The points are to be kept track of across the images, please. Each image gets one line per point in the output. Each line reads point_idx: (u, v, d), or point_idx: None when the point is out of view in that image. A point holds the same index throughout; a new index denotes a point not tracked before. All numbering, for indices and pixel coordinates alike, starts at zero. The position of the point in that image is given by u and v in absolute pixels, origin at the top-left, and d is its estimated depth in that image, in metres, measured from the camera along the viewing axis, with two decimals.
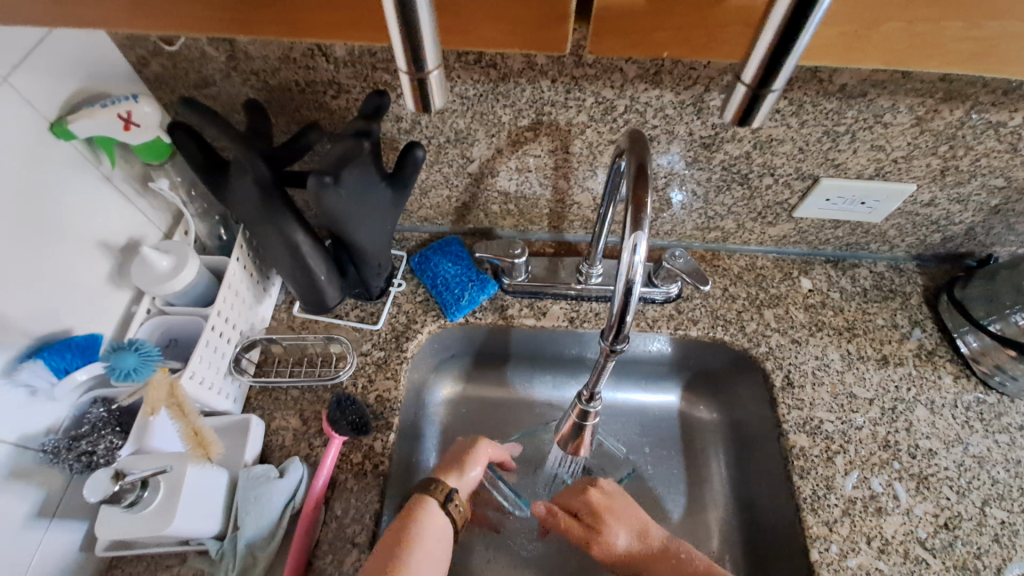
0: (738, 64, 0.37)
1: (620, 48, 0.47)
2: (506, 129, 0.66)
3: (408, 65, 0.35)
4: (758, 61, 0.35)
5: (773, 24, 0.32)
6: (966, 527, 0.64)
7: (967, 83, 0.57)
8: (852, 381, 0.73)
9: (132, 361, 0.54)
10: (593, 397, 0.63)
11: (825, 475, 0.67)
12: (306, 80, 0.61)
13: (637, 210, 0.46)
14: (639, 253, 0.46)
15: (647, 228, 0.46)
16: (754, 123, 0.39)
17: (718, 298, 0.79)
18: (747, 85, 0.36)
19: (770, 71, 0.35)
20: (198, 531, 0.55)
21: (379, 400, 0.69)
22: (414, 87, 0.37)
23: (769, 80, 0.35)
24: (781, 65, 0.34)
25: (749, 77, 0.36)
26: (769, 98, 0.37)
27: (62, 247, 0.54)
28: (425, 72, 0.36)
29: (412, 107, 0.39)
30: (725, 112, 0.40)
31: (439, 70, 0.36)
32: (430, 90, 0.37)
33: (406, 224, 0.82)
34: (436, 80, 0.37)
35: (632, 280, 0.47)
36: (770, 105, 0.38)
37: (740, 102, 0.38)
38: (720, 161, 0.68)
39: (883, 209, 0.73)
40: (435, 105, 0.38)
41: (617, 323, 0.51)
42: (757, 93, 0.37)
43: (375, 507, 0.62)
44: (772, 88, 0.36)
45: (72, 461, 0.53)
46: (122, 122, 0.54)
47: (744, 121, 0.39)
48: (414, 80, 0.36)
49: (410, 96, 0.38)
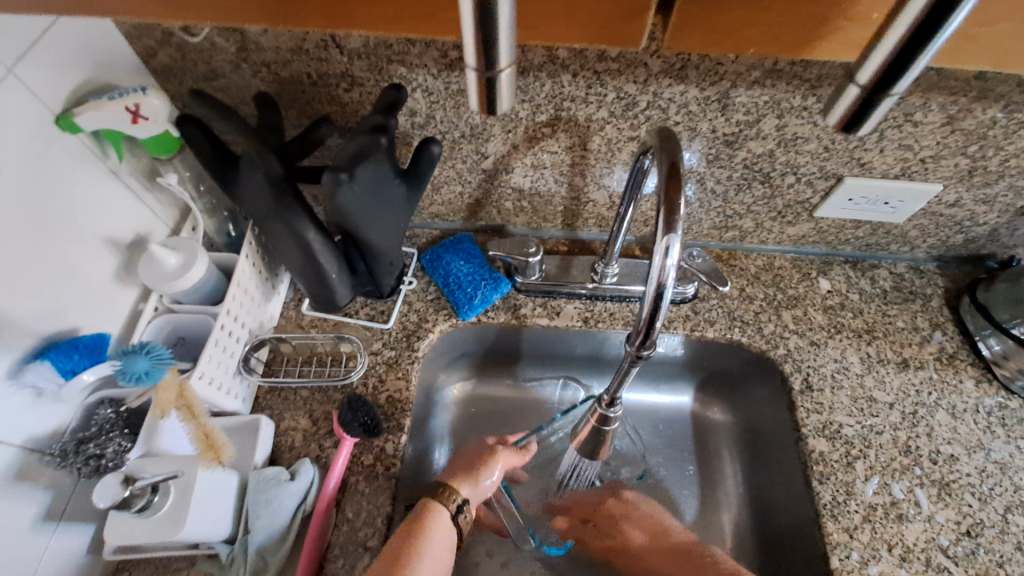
0: (850, 65, 0.36)
1: (700, 46, 0.45)
2: (524, 124, 0.64)
3: (480, 63, 0.33)
4: (880, 62, 0.33)
5: (901, 28, 0.31)
6: (989, 535, 0.63)
7: (1002, 81, 0.55)
8: (872, 385, 0.72)
9: (144, 364, 0.52)
10: (614, 402, 0.62)
11: (845, 481, 0.65)
12: (319, 72, 0.59)
13: (670, 212, 0.45)
14: (672, 255, 0.45)
15: (680, 231, 0.45)
16: (862, 130, 0.38)
17: (735, 299, 0.78)
18: (861, 86, 0.35)
19: (891, 75, 0.33)
20: (209, 534, 0.53)
21: (390, 401, 0.68)
22: (482, 84, 0.35)
23: (889, 84, 0.34)
24: (906, 69, 0.33)
25: (865, 79, 0.34)
26: (885, 104, 0.35)
27: (68, 244, 0.53)
28: (496, 71, 0.34)
29: (479, 108, 0.37)
30: (829, 116, 0.38)
31: (510, 68, 0.34)
32: (500, 90, 0.35)
33: (417, 220, 0.81)
34: (507, 79, 0.35)
35: (663, 285, 0.46)
36: (881, 111, 0.36)
37: (850, 106, 0.36)
38: (742, 159, 0.66)
39: (907, 210, 0.72)
40: (502, 106, 0.37)
41: (645, 328, 0.49)
42: (872, 97, 0.35)
43: (386, 511, 0.61)
44: (890, 93, 0.35)
45: (80, 465, 0.51)
46: (130, 115, 0.52)
47: (848, 127, 0.38)
48: (484, 78, 0.34)
49: (477, 95, 0.36)
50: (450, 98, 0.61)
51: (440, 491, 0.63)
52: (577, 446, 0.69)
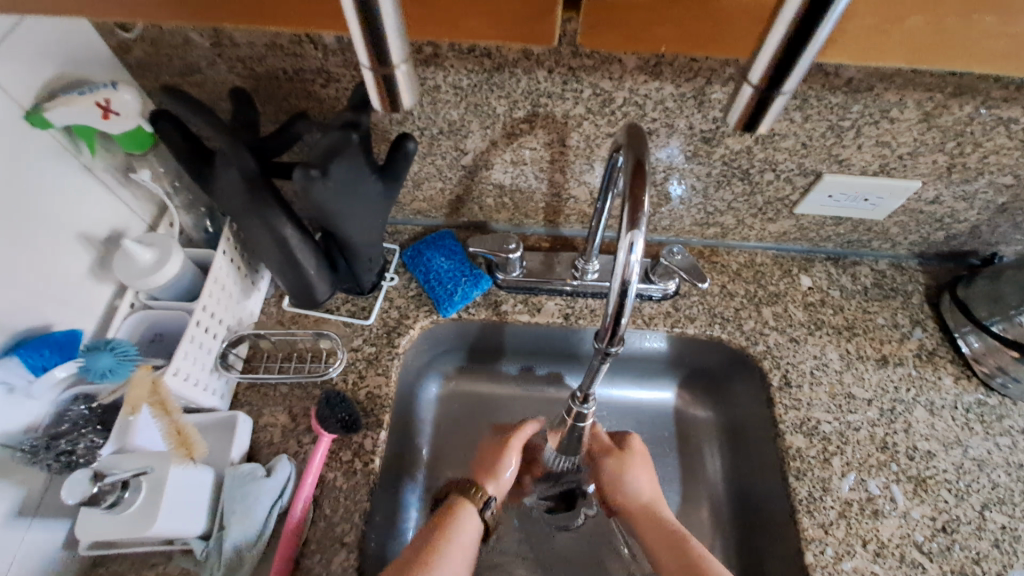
0: (745, 65, 0.37)
1: (616, 43, 0.48)
2: (502, 121, 0.64)
3: (372, 58, 0.35)
4: (768, 59, 0.34)
5: (781, 26, 0.32)
6: (965, 531, 0.63)
7: (978, 77, 0.55)
8: (850, 381, 0.72)
9: (107, 361, 0.53)
10: (588, 398, 0.62)
11: (822, 477, 0.66)
12: (294, 67, 0.59)
13: (634, 210, 0.45)
14: (636, 251, 0.45)
15: (644, 227, 0.45)
16: (761, 128, 0.38)
17: (715, 296, 0.78)
18: (753, 85, 0.36)
19: (781, 71, 0.34)
20: (182, 530, 0.53)
21: (370, 397, 0.68)
22: (379, 82, 0.36)
23: (780, 81, 0.35)
24: (791, 66, 0.34)
25: (756, 77, 0.35)
26: (776, 102, 0.36)
27: (40, 240, 0.53)
28: (389, 68, 0.35)
29: (379, 105, 0.39)
30: (730, 115, 0.39)
31: (405, 64, 0.36)
32: (397, 87, 0.37)
33: (399, 216, 0.81)
34: (402, 75, 0.36)
35: (628, 281, 0.46)
36: (776, 109, 0.37)
37: (746, 105, 0.37)
38: (720, 156, 0.66)
39: (887, 207, 0.72)
40: (402, 103, 0.38)
41: (612, 324, 0.49)
42: (766, 96, 0.36)
43: (364, 506, 0.61)
44: (780, 90, 0.35)
45: (50, 462, 0.50)
46: (101, 110, 0.52)
47: (749, 125, 0.39)
48: (377, 74, 0.36)
49: (376, 94, 0.38)
50: (427, 93, 0.61)
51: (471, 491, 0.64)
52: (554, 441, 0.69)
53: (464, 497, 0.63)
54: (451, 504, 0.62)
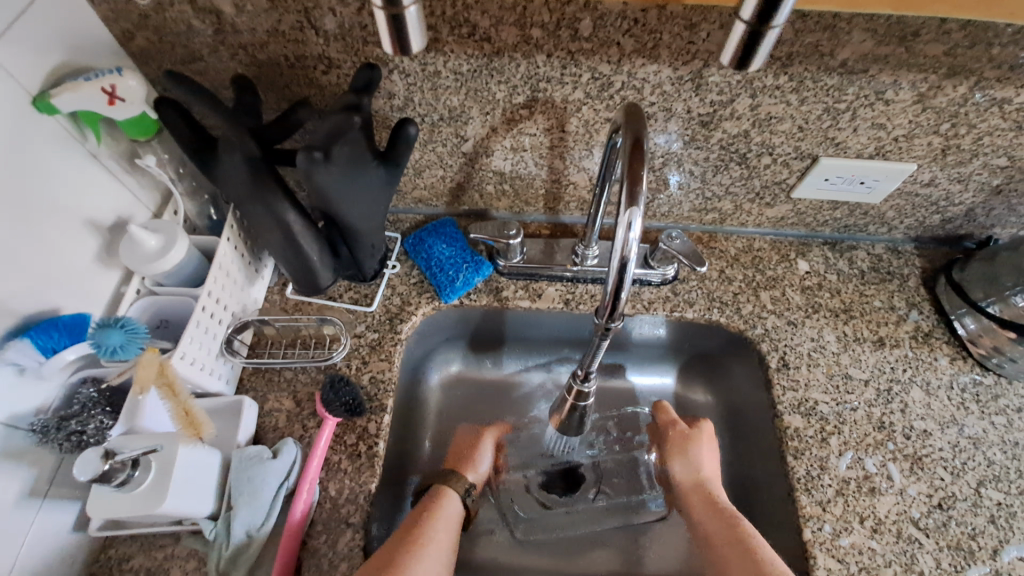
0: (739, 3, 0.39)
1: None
2: (501, 106, 0.65)
3: (383, 1, 0.37)
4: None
5: None
6: (961, 508, 0.64)
7: (971, 57, 0.56)
8: (848, 362, 0.73)
9: (118, 339, 0.53)
10: (588, 376, 0.63)
11: (820, 456, 0.67)
12: (296, 54, 0.59)
13: (632, 185, 0.46)
14: (634, 230, 0.46)
15: (642, 204, 0.46)
16: (754, 63, 0.41)
17: (714, 280, 0.79)
18: (746, 21, 0.38)
19: (770, 8, 0.36)
20: (190, 510, 0.54)
21: (373, 381, 0.69)
22: (391, 25, 0.39)
23: (768, 17, 0.37)
24: (779, 1, 0.36)
25: (748, 14, 0.38)
26: (767, 37, 0.38)
27: (47, 225, 0.53)
28: (399, 8, 0.37)
29: (391, 49, 0.41)
30: (725, 55, 0.42)
31: (416, 7, 0.38)
32: (407, 29, 0.39)
33: (400, 205, 0.81)
34: (413, 16, 0.38)
35: (627, 258, 0.47)
36: (768, 46, 0.40)
37: (738, 42, 0.40)
38: (718, 140, 0.67)
39: (883, 190, 0.72)
40: (413, 46, 0.40)
41: (611, 301, 0.50)
42: (756, 31, 0.38)
43: (369, 488, 0.62)
44: (771, 25, 0.38)
45: (61, 441, 0.52)
46: (106, 96, 0.53)
47: (742, 64, 0.41)
48: (389, 15, 0.38)
49: (388, 35, 0.40)
50: (427, 79, 0.62)
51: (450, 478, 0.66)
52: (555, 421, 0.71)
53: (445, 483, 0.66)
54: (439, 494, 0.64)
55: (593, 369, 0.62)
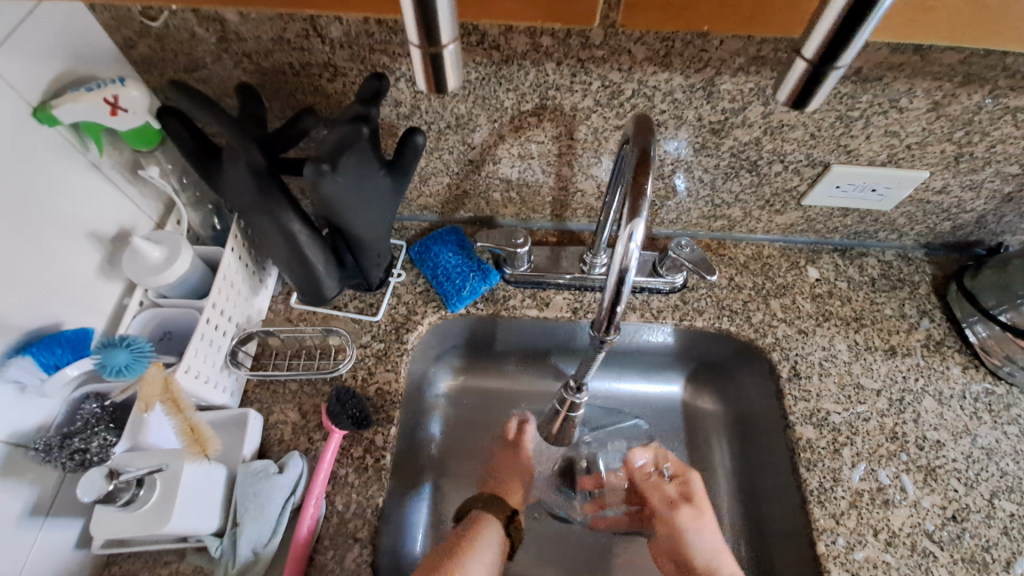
0: (800, 41, 0.38)
1: (653, 22, 0.51)
2: (509, 114, 0.64)
3: (421, 40, 0.35)
4: (824, 35, 0.35)
5: (837, 6, 0.33)
6: (975, 520, 0.64)
7: (987, 66, 0.55)
8: (859, 371, 0.72)
9: (124, 357, 0.52)
10: (580, 389, 0.66)
11: (832, 468, 0.66)
12: (301, 62, 0.58)
13: (636, 199, 0.45)
14: (637, 241, 0.45)
15: (644, 216, 0.45)
16: (810, 104, 0.40)
17: (723, 288, 0.78)
18: (808, 60, 0.37)
19: (835, 48, 0.35)
20: (196, 527, 0.53)
21: (379, 393, 0.68)
22: (426, 62, 0.37)
23: (834, 57, 0.36)
24: (847, 43, 0.35)
25: (811, 53, 0.36)
26: (830, 76, 0.37)
27: (48, 238, 0.52)
28: (438, 46, 0.35)
29: (424, 86, 0.39)
30: (780, 92, 0.41)
31: (453, 44, 0.36)
32: (444, 67, 0.37)
33: (406, 212, 0.80)
34: (451, 54, 0.36)
35: (626, 270, 0.46)
36: (829, 86, 0.38)
37: (799, 80, 0.38)
38: (729, 147, 0.66)
39: (894, 197, 0.72)
40: (448, 84, 0.39)
41: (607, 313, 0.51)
42: (819, 70, 0.37)
43: (376, 502, 0.61)
44: (835, 65, 0.37)
45: (64, 460, 0.50)
46: (109, 107, 0.52)
47: (799, 102, 0.40)
48: (427, 53, 0.36)
49: (422, 73, 0.38)
50: None
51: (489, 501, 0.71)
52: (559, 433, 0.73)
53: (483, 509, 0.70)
54: (473, 517, 0.69)
55: (585, 380, 0.65)
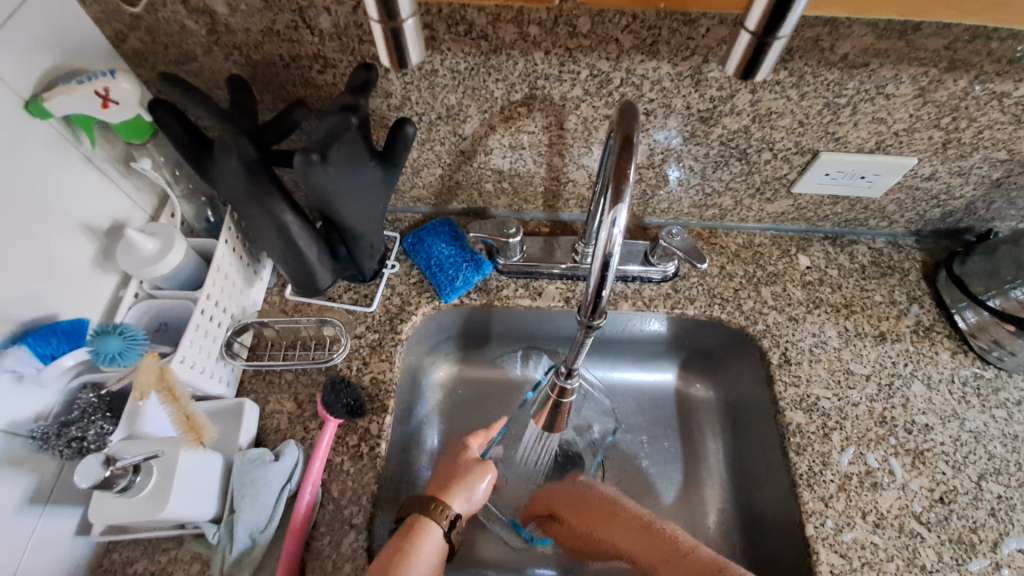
0: (743, 13, 0.39)
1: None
2: (499, 104, 0.64)
3: (381, 15, 0.37)
4: (763, 7, 0.36)
5: None
6: (962, 501, 0.64)
7: (972, 51, 0.56)
8: (849, 357, 0.73)
9: (117, 345, 0.53)
10: (571, 374, 0.64)
11: (822, 452, 0.67)
12: (291, 54, 0.59)
13: (619, 184, 0.45)
14: (619, 225, 0.46)
15: (628, 200, 0.46)
16: (759, 75, 0.41)
17: (714, 277, 0.79)
18: (752, 31, 0.38)
19: (776, 19, 0.36)
20: (193, 514, 0.54)
21: (374, 382, 0.69)
22: (388, 36, 0.38)
23: (775, 27, 0.37)
24: (786, 12, 0.36)
25: (754, 24, 0.37)
26: (775, 46, 0.38)
27: (42, 230, 0.53)
28: (398, 21, 0.37)
29: (389, 63, 0.41)
30: (728, 65, 0.41)
31: (412, 19, 0.38)
32: (405, 40, 0.38)
33: (399, 204, 0.81)
34: (410, 29, 0.38)
35: (609, 254, 0.47)
36: (775, 55, 0.39)
37: (744, 52, 0.39)
38: (718, 136, 0.67)
39: (883, 184, 0.72)
40: (410, 59, 0.40)
41: (592, 300, 0.51)
42: (763, 41, 0.38)
43: (371, 489, 0.62)
44: (777, 36, 0.37)
45: (62, 448, 0.52)
46: (100, 99, 0.52)
47: (747, 73, 0.41)
48: (387, 28, 0.37)
49: (386, 51, 0.39)
50: (424, 78, 0.61)
51: (432, 507, 0.61)
52: (540, 421, 0.71)
53: (423, 514, 0.60)
54: (415, 524, 0.60)
55: (577, 365, 0.63)
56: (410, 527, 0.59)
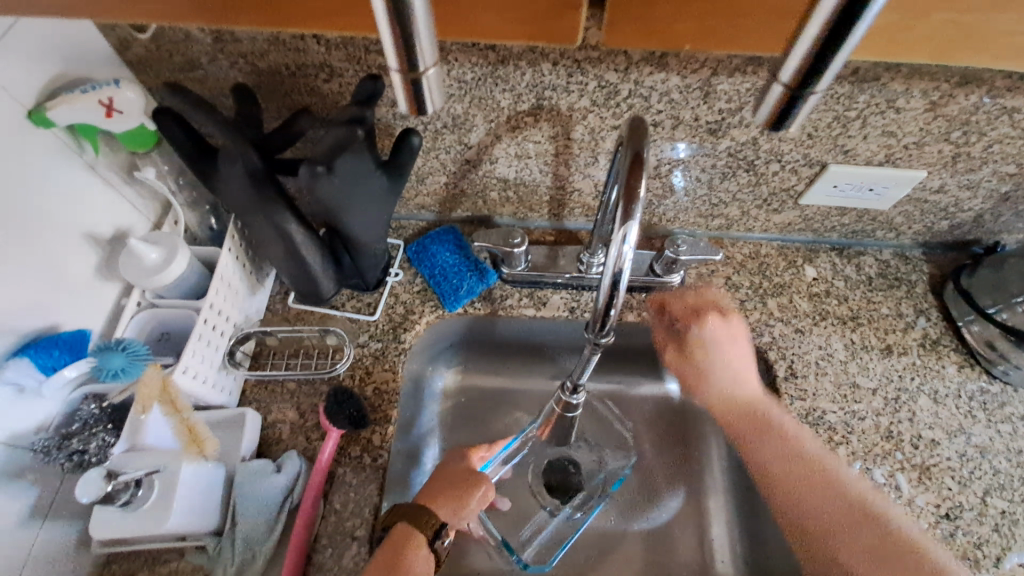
0: (773, 63, 0.36)
1: (634, 39, 0.48)
2: (505, 113, 0.63)
3: (402, 64, 0.34)
4: (800, 57, 0.33)
5: (814, 29, 0.31)
6: (969, 518, 0.64)
7: (984, 67, 0.55)
8: (855, 371, 0.73)
9: (120, 361, 0.53)
10: (577, 388, 0.64)
11: (827, 467, 0.66)
12: (296, 63, 0.58)
13: (629, 203, 0.45)
14: (629, 243, 0.45)
15: (638, 218, 0.45)
16: (789, 127, 0.38)
17: (720, 287, 0.78)
18: (785, 85, 0.35)
19: (813, 71, 0.33)
20: (195, 526, 0.54)
21: (377, 392, 0.68)
22: (407, 87, 0.36)
23: (811, 81, 0.34)
24: (825, 65, 0.33)
25: (788, 77, 0.35)
26: (809, 100, 0.35)
27: (44, 241, 0.52)
28: (419, 71, 0.35)
29: (405, 109, 0.38)
30: (757, 117, 0.38)
31: (434, 67, 0.35)
32: (427, 93, 0.37)
33: (403, 211, 0.80)
34: (432, 78, 0.36)
35: (618, 272, 0.46)
36: (806, 108, 0.37)
37: (776, 105, 0.36)
38: (726, 148, 0.66)
39: (892, 196, 0.71)
40: (428, 107, 0.38)
41: (601, 316, 0.51)
42: (797, 95, 0.35)
43: (374, 501, 0.62)
44: (813, 89, 0.35)
45: (62, 461, 0.52)
46: (104, 108, 0.52)
47: (776, 125, 0.38)
48: (406, 78, 0.35)
49: (405, 99, 0.37)
50: None
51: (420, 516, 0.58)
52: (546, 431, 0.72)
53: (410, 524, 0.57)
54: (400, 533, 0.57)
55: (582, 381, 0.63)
56: (393, 539, 0.57)
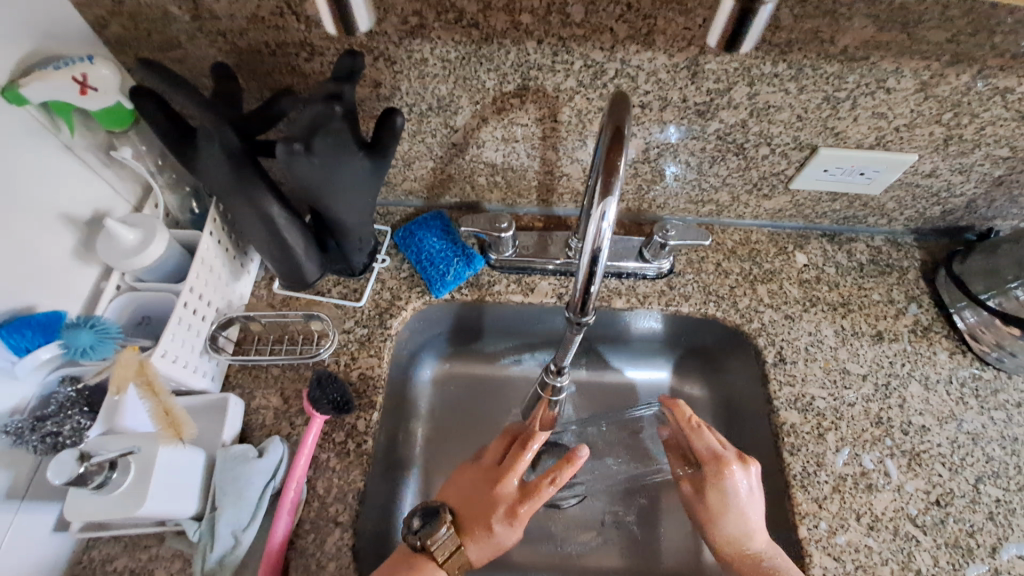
0: None
1: None
2: (491, 95, 0.63)
3: None
4: None
5: None
6: (959, 504, 0.63)
7: (975, 45, 0.54)
8: (846, 357, 0.72)
9: (87, 339, 0.52)
10: (561, 370, 0.64)
11: (816, 452, 0.66)
12: (277, 41, 0.57)
13: (608, 176, 0.44)
14: (608, 219, 0.45)
15: (617, 194, 0.45)
16: (742, 45, 0.45)
17: (710, 274, 0.77)
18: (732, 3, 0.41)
19: None
20: (173, 511, 0.53)
21: (362, 378, 0.67)
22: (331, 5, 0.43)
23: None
24: None
25: None
26: (756, 17, 0.41)
27: (18, 220, 0.51)
28: None
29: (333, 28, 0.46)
30: (714, 36, 0.45)
31: None
32: (348, 8, 0.43)
33: (391, 197, 0.79)
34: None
35: (598, 249, 0.46)
36: (757, 26, 0.43)
37: (727, 22, 0.43)
38: (715, 130, 0.65)
39: (883, 180, 0.71)
40: (355, 25, 0.45)
41: (580, 298, 0.50)
42: (745, 14, 0.41)
43: (358, 487, 0.61)
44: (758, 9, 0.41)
45: (36, 443, 0.51)
46: (78, 85, 0.51)
47: (732, 44, 0.45)
48: None
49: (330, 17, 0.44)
50: (414, 67, 0.60)
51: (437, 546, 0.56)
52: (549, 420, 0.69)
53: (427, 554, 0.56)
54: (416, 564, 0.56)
55: (566, 363, 0.63)
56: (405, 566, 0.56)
